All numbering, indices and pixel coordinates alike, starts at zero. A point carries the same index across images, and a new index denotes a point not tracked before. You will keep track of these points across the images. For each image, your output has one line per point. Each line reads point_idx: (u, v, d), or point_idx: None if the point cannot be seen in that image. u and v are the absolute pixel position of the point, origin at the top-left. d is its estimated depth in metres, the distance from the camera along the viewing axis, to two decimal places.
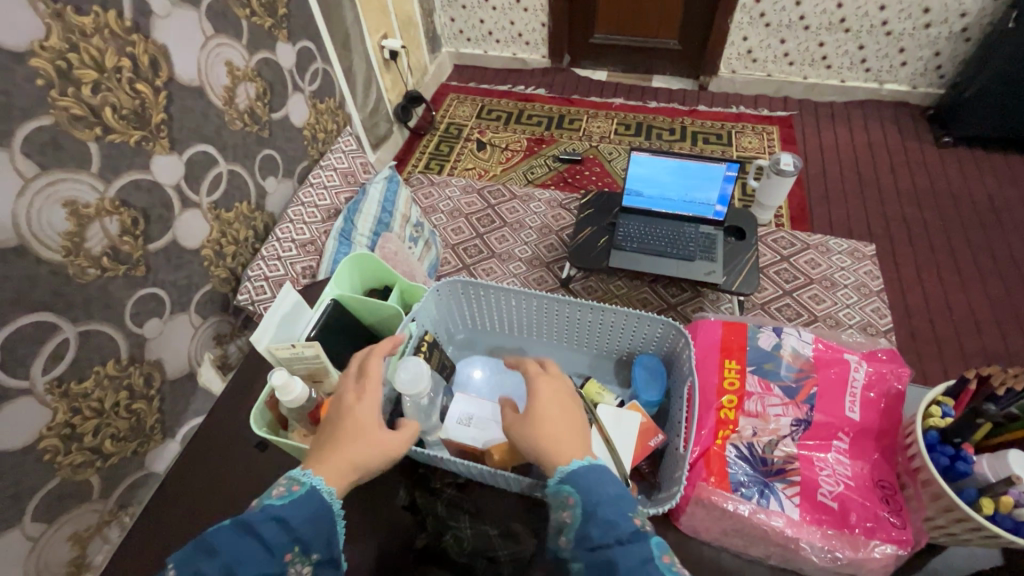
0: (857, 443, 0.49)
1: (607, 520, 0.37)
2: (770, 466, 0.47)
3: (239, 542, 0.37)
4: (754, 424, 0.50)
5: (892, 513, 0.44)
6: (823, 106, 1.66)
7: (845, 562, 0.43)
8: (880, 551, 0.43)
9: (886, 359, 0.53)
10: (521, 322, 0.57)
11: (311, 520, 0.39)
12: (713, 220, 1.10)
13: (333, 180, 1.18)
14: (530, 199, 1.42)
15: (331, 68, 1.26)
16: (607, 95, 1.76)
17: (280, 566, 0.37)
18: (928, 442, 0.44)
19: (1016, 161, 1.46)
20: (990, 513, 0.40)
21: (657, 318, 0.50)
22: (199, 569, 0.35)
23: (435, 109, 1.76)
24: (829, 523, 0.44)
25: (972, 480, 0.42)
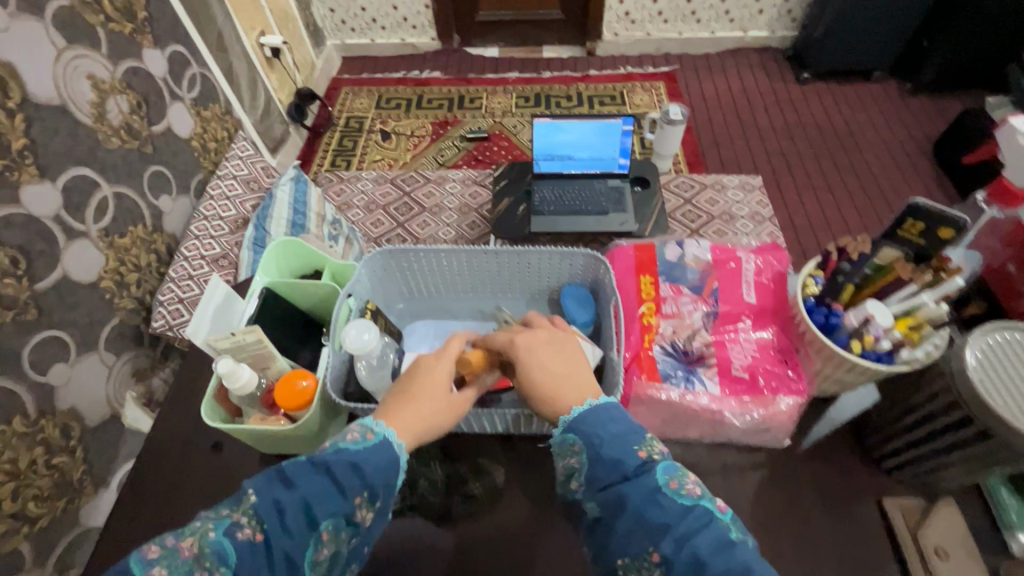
0: (759, 321, 0.53)
1: (612, 459, 0.38)
2: (692, 355, 0.51)
3: (316, 479, 0.38)
4: (673, 324, 0.53)
5: (791, 369, 0.50)
6: (700, 58, 1.79)
7: (760, 419, 0.48)
8: (786, 403, 0.48)
9: (772, 248, 0.56)
10: (451, 279, 0.59)
11: (382, 469, 0.40)
12: (619, 172, 1.17)
13: (235, 189, 1.13)
14: (445, 181, 1.42)
15: (209, 71, 1.18)
16: (502, 71, 1.78)
17: (349, 509, 0.38)
18: (807, 307, 0.49)
19: (862, 88, 1.66)
20: (860, 352, 0.45)
21: (579, 250, 0.53)
22: (279, 498, 0.37)
23: (331, 105, 1.71)
24: (744, 391, 0.49)
25: (842, 329, 0.47)
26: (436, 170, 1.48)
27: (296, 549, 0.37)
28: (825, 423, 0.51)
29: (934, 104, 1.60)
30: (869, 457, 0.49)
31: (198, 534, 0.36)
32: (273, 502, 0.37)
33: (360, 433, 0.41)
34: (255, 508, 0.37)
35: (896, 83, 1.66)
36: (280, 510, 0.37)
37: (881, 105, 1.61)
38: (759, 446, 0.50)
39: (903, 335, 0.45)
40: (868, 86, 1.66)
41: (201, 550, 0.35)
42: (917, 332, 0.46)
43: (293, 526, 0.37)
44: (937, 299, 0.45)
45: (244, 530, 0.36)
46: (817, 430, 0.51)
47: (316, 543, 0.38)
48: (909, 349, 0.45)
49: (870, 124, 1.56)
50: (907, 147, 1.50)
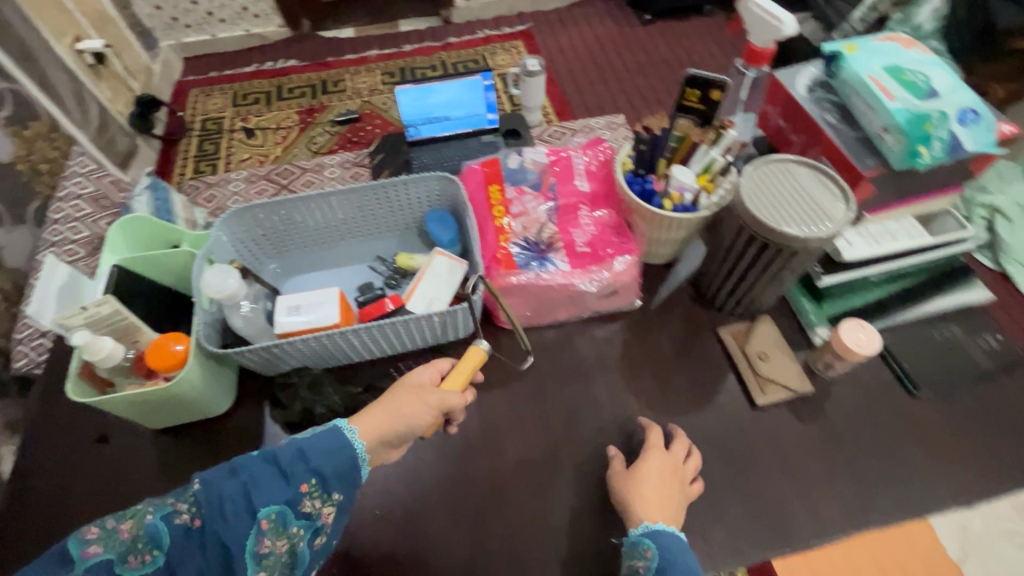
0: (594, 206, 0.68)
1: (682, 569, 0.53)
2: (542, 245, 0.64)
3: (265, 467, 0.50)
4: (523, 222, 0.66)
5: (624, 238, 0.65)
6: (551, 13, 1.86)
7: (607, 280, 0.63)
8: (622, 263, 0.63)
9: (592, 144, 0.70)
10: (318, 224, 0.65)
11: (330, 453, 0.53)
12: (490, 128, 1.21)
13: (81, 209, 1.05)
14: (322, 167, 1.38)
15: (20, 85, 1.05)
16: (361, 50, 1.75)
17: (294, 495, 0.50)
18: (629, 182, 0.65)
19: (696, 22, 1.82)
20: (671, 207, 0.62)
21: (425, 175, 0.62)
22: (224, 486, 0.48)
23: (181, 110, 1.59)
24: (588, 261, 0.64)
25: (656, 194, 0.63)
26: (312, 158, 1.44)
27: (232, 529, 0.47)
28: (666, 286, 0.77)
29: None
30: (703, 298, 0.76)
31: (136, 518, 0.47)
32: (216, 492, 0.48)
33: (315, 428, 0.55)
34: (194, 499, 0.48)
35: (723, 14, 1.84)
36: (223, 499, 0.48)
37: (714, 35, 1.78)
38: (613, 303, 0.71)
39: (702, 186, 0.62)
40: (701, 20, 1.83)
41: (139, 531, 0.46)
42: (712, 182, 0.63)
43: (232, 511, 0.47)
44: (721, 152, 0.63)
45: (181, 516, 0.47)
46: (662, 290, 0.77)
47: (257, 529, 0.48)
48: (707, 195, 0.62)
49: (708, 53, 1.72)
50: None
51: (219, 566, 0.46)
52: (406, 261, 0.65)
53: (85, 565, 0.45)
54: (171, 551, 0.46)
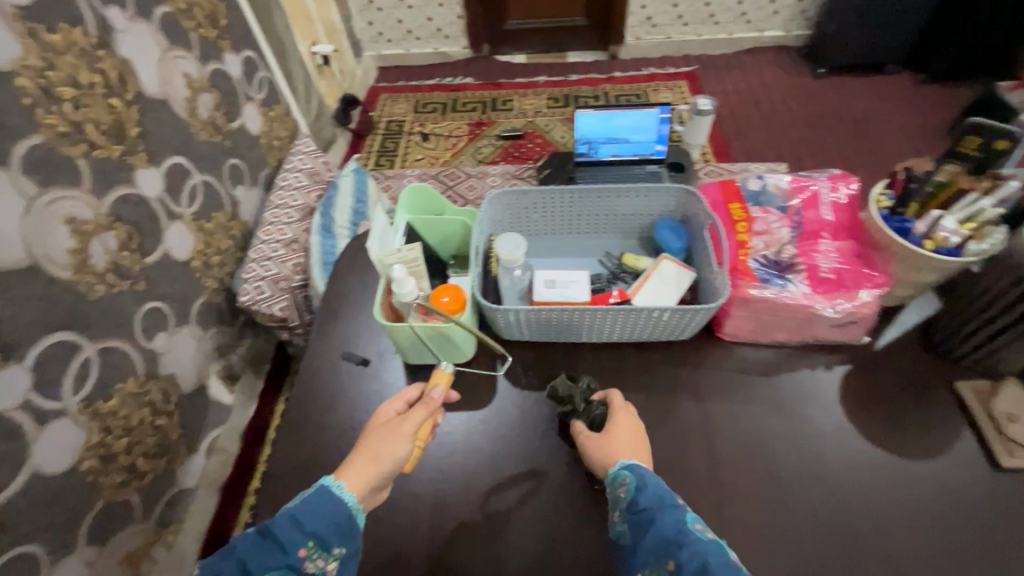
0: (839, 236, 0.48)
1: (654, 494, 0.41)
2: (783, 263, 0.47)
3: (260, 541, 0.41)
4: (764, 239, 0.48)
5: (871, 269, 0.46)
6: (718, 58, 1.87)
7: (848, 311, 0.45)
8: (869, 296, 0.45)
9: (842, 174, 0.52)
10: (564, 217, 0.57)
11: (322, 515, 0.42)
12: (655, 159, 1.26)
13: (301, 181, 1.21)
14: (485, 175, 1.51)
15: (273, 76, 1.28)
16: (531, 75, 1.88)
17: (295, 562, 0.41)
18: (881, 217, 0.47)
19: (877, 80, 1.74)
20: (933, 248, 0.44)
21: (679, 187, 0.52)
22: (217, 568, 0.40)
23: (371, 110, 1.81)
24: (832, 289, 0.46)
25: (914, 231, 0.45)
26: (476, 166, 1.57)
27: None
28: (896, 327, 0.53)
29: (948, 94, 1.67)
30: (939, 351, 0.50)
31: None
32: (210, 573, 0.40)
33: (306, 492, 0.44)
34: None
35: (909, 75, 1.73)
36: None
37: (897, 95, 1.68)
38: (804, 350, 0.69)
39: (969, 231, 0.43)
40: (883, 78, 1.74)
41: None
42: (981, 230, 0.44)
43: None
44: (998, 203, 0.43)
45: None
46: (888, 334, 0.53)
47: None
48: (976, 242, 0.43)
49: (887, 113, 1.63)
50: (924, 133, 1.57)
51: None
52: (633, 263, 0.55)
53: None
54: None
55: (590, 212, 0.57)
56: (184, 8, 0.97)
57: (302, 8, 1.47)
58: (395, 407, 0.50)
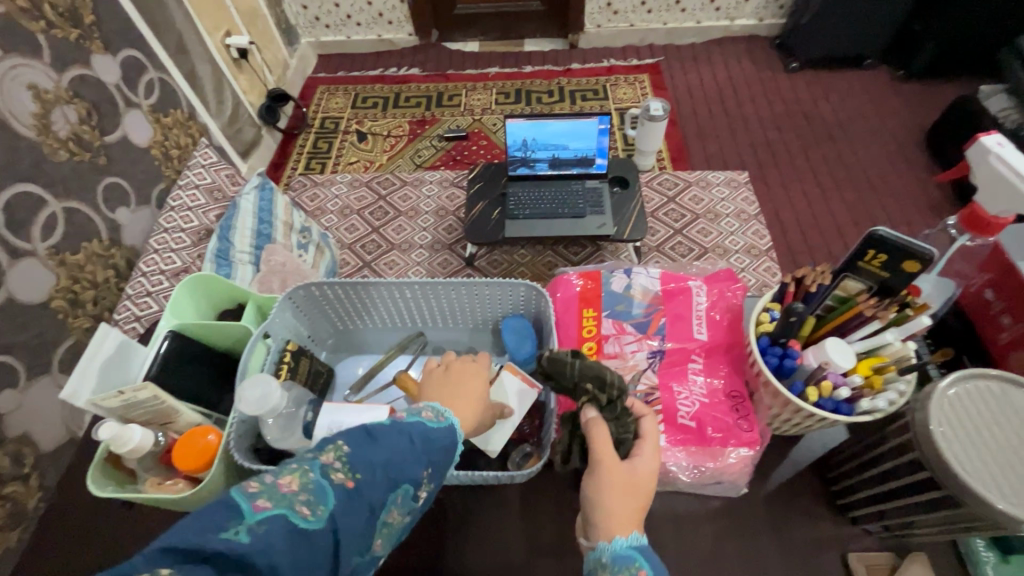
0: (709, 362, 0.45)
1: None
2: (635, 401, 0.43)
3: (403, 441, 0.34)
4: (615, 365, 0.45)
5: (743, 417, 0.41)
6: (686, 48, 1.72)
7: (709, 472, 0.40)
8: (736, 456, 0.40)
9: (726, 275, 0.48)
10: (398, 308, 0.50)
11: (451, 451, 0.36)
12: (597, 173, 1.13)
13: (196, 199, 1.08)
14: (421, 183, 1.39)
15: (169, 76, 1.14)
16: (482, 66, 1.73)
17: (421, 479, 0.34)
18: (759, 347, 0.37)
19: (853, 76, 1.60)
20: (815, 402, 0.35)
21: (517, 284, 0.44)
22: (374, 449, 0.32)
23: (306, 104, 1.66)
24: (690, 441, 0.41)
25: (798, 373, 0.36)
26: (413, 172, 1.44)
27: (378, 505, 0.32)
28: (787, 466, 0.42)
29: (928, 92, 1.54)
30: (834, 506, 0.39)
31: (296, 473, 0.31)
32: (371, 455, 0.32)
33: (434, 412, 0.37)
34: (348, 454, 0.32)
35: (888, 71, 1.60)
36: (373, 465, 0.32)
37: (873, 94, 1.55)
38: None
39: (864, 380, 0.35)
40: (859, 74, 1.60)
41: (299, 488, 0.30)
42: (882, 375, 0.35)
43: (381, 478, 0.32)
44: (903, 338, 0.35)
45: (339, 471, 0.31)
46: (779, 472, 0.41)
47: (390, 507, 0.32)
48: (869, 397, 0.34)
49: (861, 115, 1.50)
50: (899, 137, 1.44)
51: (364, 542, 0.31)
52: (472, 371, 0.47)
53: (258, 516, 0.28)
54: (334, 517, 0.30)
55: (427, 304, 0.48)
56: (27, 7, 0.83)
57: None
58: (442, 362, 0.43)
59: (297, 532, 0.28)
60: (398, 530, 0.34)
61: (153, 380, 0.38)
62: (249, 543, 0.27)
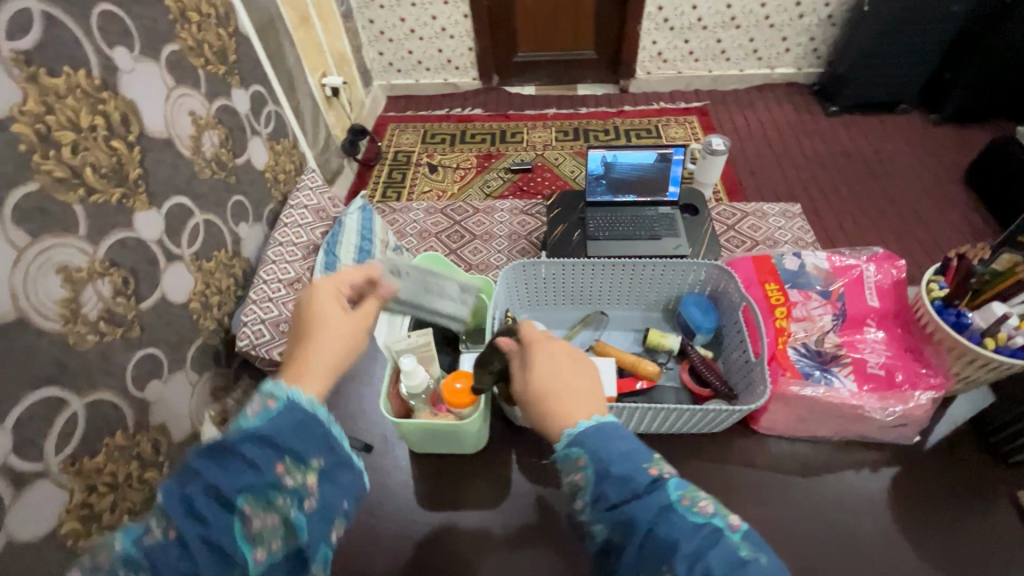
0: (884, 324, 0.52)
1: (621, 476, 0.36)
2: (826, 355, 0.50)
3: (222, 462, 0.37)
4: (804, 326, 0.53)
5: (926, 366, 0.49)
6: (729, 94, 1.86)
7: (902, 414, 0.46)
8: (925, 398, 0.47)
9: (886, 255, 0.55)
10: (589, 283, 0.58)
11: (298, 427, 0.40)
12: (669, 201, 1.22)
13: (305, 218, 1.18)
14: (493, 210, 1.48)
15: (282, 109, 1.26)
16: (540, 107, 1.87)
17: (271, 478, 0.38)
18: (934, 309, 0.48)
19: (889, 119, 1.72)
20: (994, 348, 0.44)
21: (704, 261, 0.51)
22: (186, 493, 0.36)
23: (379, 139, 1.79)
24: (882, 387, 0.47)
25: (974, 328, 0.46)
26: (484, 200, 1.54)
27: (217, 532, 0.35)
28: (944, 423, 0.51)
29: (962, 134, 1.65)
30: (994, 453, 0.48)
31: (119, 551, 0.35)
32: (183, 500, 0.36)
33: (265, 402, 0.40)
34: (161, 512, 0.36)
35: (922, 115, 1.71)
36: (188, 506, 0.36)
37: (910, 135, 1.66)
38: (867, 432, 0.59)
39: None
40: (895, 118, 1.72)
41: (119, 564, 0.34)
42: None
43: (206, 515, 0.35)
44: None
45: (157, 529, 0.35)
46: (939, 429, 0.50)
47: (243, 518, 0.36)
48: None
49: (900, 154, 1.61)
50: (941, 174, 1.54)
51: (223, 564, 0.35)
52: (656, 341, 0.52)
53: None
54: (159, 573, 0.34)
55: (608, 285, 0.55)
56: (193, 46, 0.95)
57: (313, 40, 1.46)
58: (338, 286, 0.50)
59: None
60: (286, 518, 0.38)
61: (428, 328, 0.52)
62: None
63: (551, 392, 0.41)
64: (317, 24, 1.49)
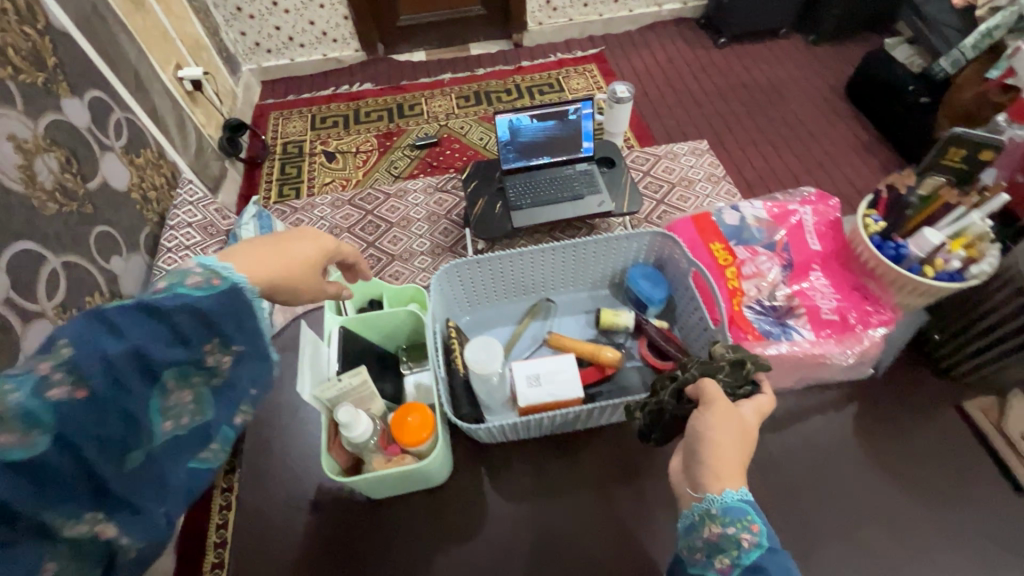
0: (826, 266, 0.69)
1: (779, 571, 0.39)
2: (780, 310, 0.66)
3: (153, 323, 0.36)
4: (756, 283, 0.68)
5: (875, 304, 0.63)
6: (623, 36, 1.84)
7: (860, 352, 0.59)
8: (878, 331, 0.60)
9: (820, 199, 0.74)
10: (519, 275, 0.65)
11: (234, 312, 0.39)
12: (585, 157, 1.19)
13: (192, 237, 1.02)
14: (406, 193, 1.39)
15: (134, 115, 1.07)
16: (436, 73, 1.75)
17: (195, 355, 0.38)
18: (875, 244, 0.63)
19: (773, 45, 1.78)
20: (933, 273, 0.60)
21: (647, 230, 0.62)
22: (108, 347, 0.33)
23: (262, 131, 1.61)
24: (835, 330, 0.62)
25: (913, 258, 0.61)
26: (393, 183, 1.44)
27: (135, 400, 0.35)
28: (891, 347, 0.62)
29: (838, 51, 1.74)
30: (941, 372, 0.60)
31: None
32: (102, 354, 0.33)
33: (207, 278, 0.39)
34: (75, 363, 0.32)
35: (802, 37, 1.79)
36: (110, 363, 0.33)
37: (793, 58, 1.73)
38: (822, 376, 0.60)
39: (967, 252, 0.60)
40: (778, 43, 1.79)
41: (0, 414, 0.30)
42: (974, 247, 0.60)
43: (127, 379, 0.34)
44: (984, 216, 0.60)
45: (57, 388, 0.31)
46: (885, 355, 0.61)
47: (161, 390, 0.37)
48: (976, 264, 0.59)
49: (788, 78, 1.68)
50: (826, 93, 1.62)
51: (128, 430, 0.35)
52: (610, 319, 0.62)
53: None
54: (62, 437, 0.32)
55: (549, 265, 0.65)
56: None
57: (156, 27, 1.25)
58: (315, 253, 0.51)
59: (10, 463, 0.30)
60: (194, 397, 0.39)
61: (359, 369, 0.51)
62: None
63: (746, 438, 0.45)
64: (157, 8, 1.27)
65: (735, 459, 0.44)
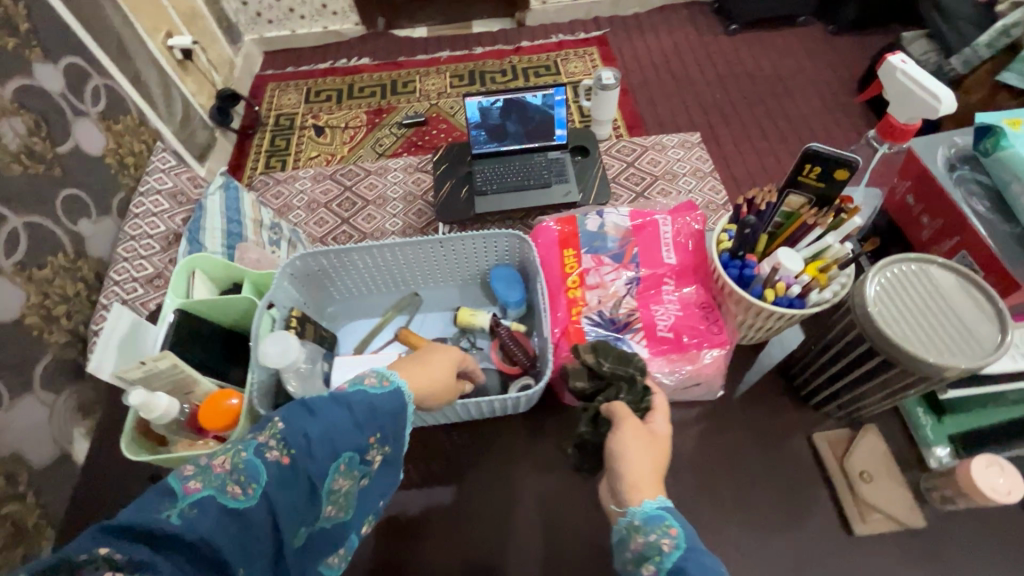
0: (680, 280, 0.61)
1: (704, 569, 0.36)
2: (619, 322, 0.59)
3: (337, 411, 0.40)
4: (598, 295, 0.61)
5: (713, 325, 0.57)
6: (629, 18, 1.77)
7: (688, 373, 0.56)
8: (710, 356, 0.56)
9: (685, 209, 0.65)
10: (384, 272, 0.67)
11: (395, 414, 0.43)
12: (557, 145, 1.16)
13: (160, 204, 0.98)
14: (386, 171, 1.39)
15: (114, 81, 1.07)
16: (434, 50, 1.73)
17: (364, 445, 0.41)
18: (722, 263, 0.56)
19: (790, 33, 1.68)
20: (773, 299, 0.53)
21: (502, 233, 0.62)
22: (306, 425, 0.39)
23: (257, 102, 1.64)
24: (670, 349, 0.57)
25: (756, 281, 0.54)
26: (376, 160, 1.44)
27: (318, 471, 0.38)
28: (755, 371, 0.60)
29: (859, 43, 1.63)
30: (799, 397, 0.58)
31: (230, 453, 0.36)
32: (302, 429, 0.38)
33: (377, 378, 0.44)
34: (284, 433, 0.38)
35: (820, 26, 1.68)
36: (306, 437, 0.38)
37: (808, 48, 1.64)
38: (697, 400, 0.58)
39: (814, 277, 0.53)
40: (796, 31, 1.68)
41: (235, 466, 0.36)
42: (826, 272, 0.53)
43: (317, 451, 0.38)
44: (841, 239, 0.52)
45: (272, 451, 0.37)
46: (748, 376, 0.60)
47: (335, 472, 0.40)
48: (818, 290, 0.52)
49: (800, 69, 1.58)
50: (837, 88, 1.53)
51: (307, 506, 0.38)
52: (468, 319, 0.64)
53: (188, 500, 0.33)
54: (266, 497, 0.35)
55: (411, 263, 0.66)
56: None
57: None
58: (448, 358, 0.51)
59: (229, 508, 0.34)
60: (350, 490, 0.42)
61: (169, 351, 0.51)
62: (182, 525, 0.32)
63: (658, 445, 0.44)
64: None
65: (651, 467, 0.42)
